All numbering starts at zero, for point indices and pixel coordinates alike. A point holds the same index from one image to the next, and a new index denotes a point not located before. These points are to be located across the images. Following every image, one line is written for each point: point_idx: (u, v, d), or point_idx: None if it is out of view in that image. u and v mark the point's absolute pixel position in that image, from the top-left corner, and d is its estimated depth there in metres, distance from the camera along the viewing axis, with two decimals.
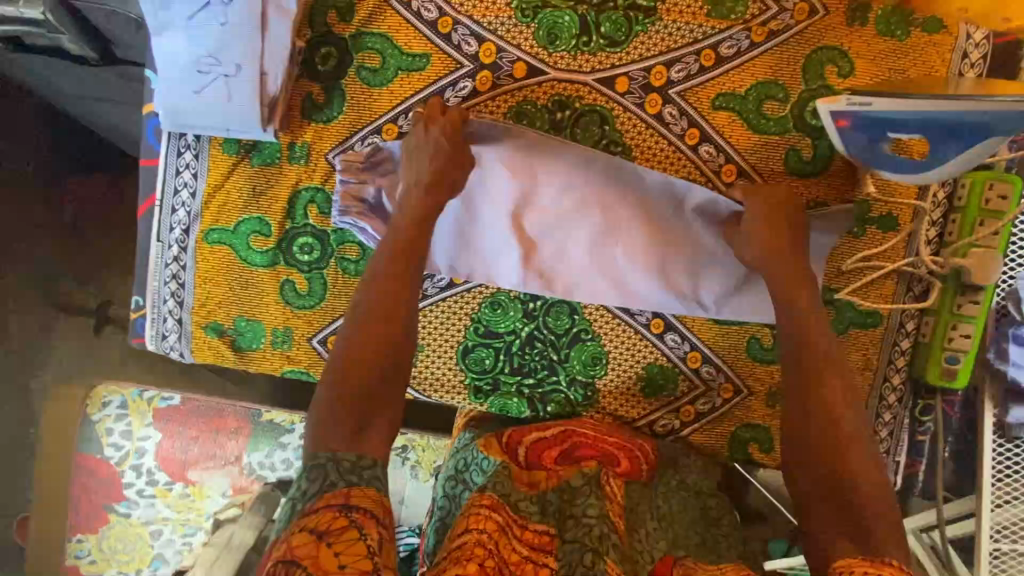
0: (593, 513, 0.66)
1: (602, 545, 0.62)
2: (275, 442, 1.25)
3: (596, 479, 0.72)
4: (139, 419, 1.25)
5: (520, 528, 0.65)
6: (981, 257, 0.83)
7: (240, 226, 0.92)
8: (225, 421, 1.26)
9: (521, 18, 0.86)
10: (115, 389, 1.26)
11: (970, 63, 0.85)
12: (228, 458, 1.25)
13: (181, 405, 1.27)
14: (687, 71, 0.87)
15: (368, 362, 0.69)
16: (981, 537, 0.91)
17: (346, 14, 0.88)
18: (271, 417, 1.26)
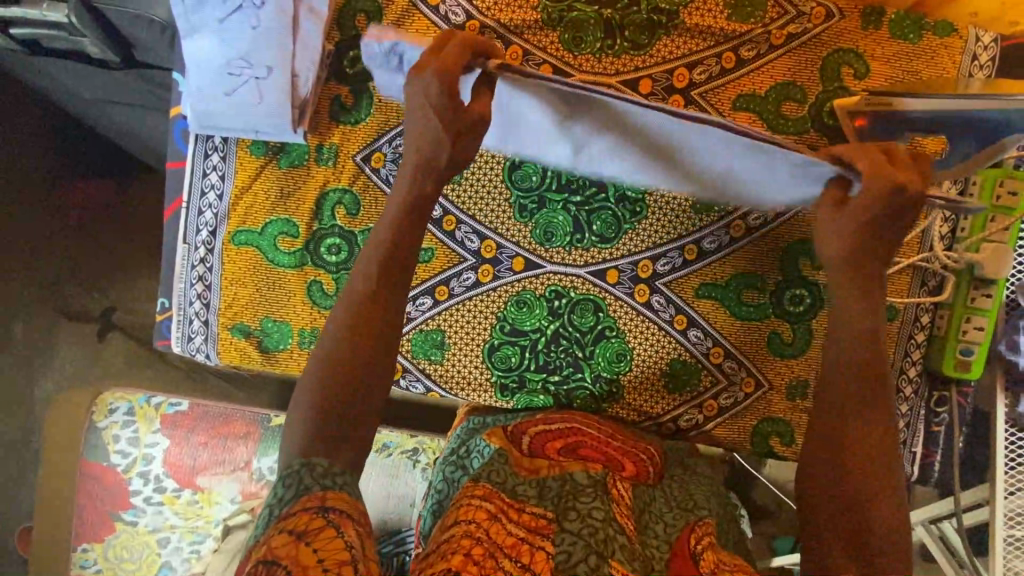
0: (598, 514, 0.63)
1: (606, 546, 0.61)
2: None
3: (602, 482, 0.69)
4: (146, 425, 1.24)
5: (516, 513, 0.64)
6: (993, 251, 0.86)
7: (267, 228, 0.92)
8: (236, 425, 1.25)
9: (547, 21, 0.88)
10: (122, 395, 1.26)
11: (979, 65, 0.88)
12: (238, 463, 1.23)
13: (190, 410, 1.26)
14: (708, 73, 0.89)
15: (336, 394, 0.64)
16: (996, 525, 0.94)
17: (374, 17, 0.89)
18: (280, 422, 1.26)
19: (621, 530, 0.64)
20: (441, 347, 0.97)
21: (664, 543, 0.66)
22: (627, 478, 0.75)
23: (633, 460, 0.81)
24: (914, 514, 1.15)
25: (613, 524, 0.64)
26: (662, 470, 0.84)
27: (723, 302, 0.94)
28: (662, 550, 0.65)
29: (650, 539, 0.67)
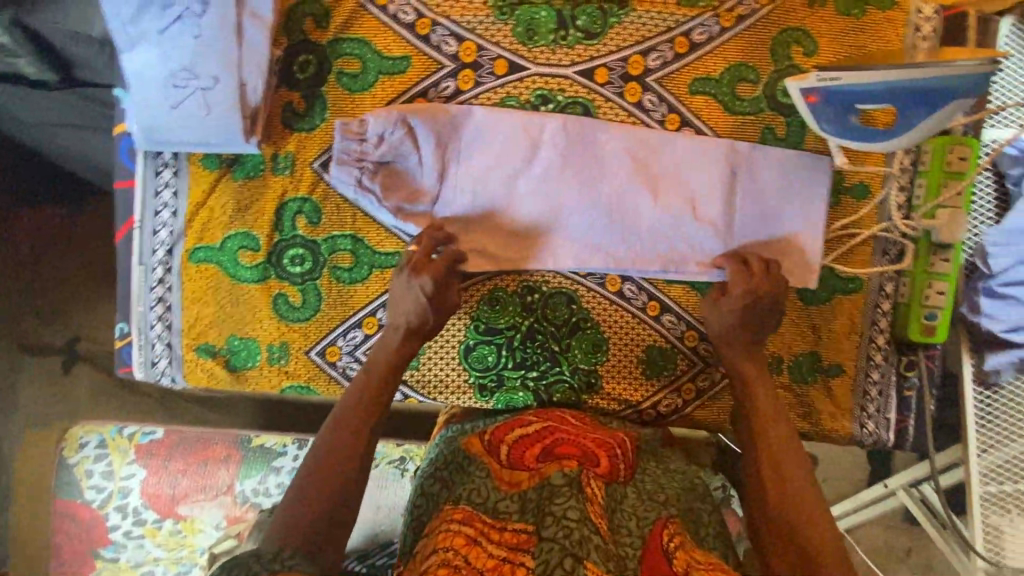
0: (573, 515, 0.66)
1: (582, 547, 0.64)
2: (270, 466, 1.20)
3: (577, 479, 0.71)
4: (120, 457, 1.19)
5: (497, 533, 0.68)
6: (949, 216, 0.89)
7: (227, 243, 0.90)
8: (214, 449, 1.20)
9: (498, 15, 0.88)
10: (92, 428, 1.20)
11: (922, 37, 0.91)
12: (220, 488, 1.19)
13: (165, 438, 1.21)
14: (663, 59, 0.90)
15: (333, 468, 0.75)
16: (971, 482, 0.97)
17: (322, 21, 0.87)
18: (262, 442, 1.21)
19: (595, 529, 0.66)
20: None
21: (636, 539, 0.69)
22: (602, 476, 0.76)
23: (610, 454, 0.80)
24: (895, 479, 1.18)
25: (588, 523, 0.66)
26: (637, 463, 0.83)
27: (694, 286, 0.94)
28: (633, 549, 0.68)
29: (623, 537, 0.69)
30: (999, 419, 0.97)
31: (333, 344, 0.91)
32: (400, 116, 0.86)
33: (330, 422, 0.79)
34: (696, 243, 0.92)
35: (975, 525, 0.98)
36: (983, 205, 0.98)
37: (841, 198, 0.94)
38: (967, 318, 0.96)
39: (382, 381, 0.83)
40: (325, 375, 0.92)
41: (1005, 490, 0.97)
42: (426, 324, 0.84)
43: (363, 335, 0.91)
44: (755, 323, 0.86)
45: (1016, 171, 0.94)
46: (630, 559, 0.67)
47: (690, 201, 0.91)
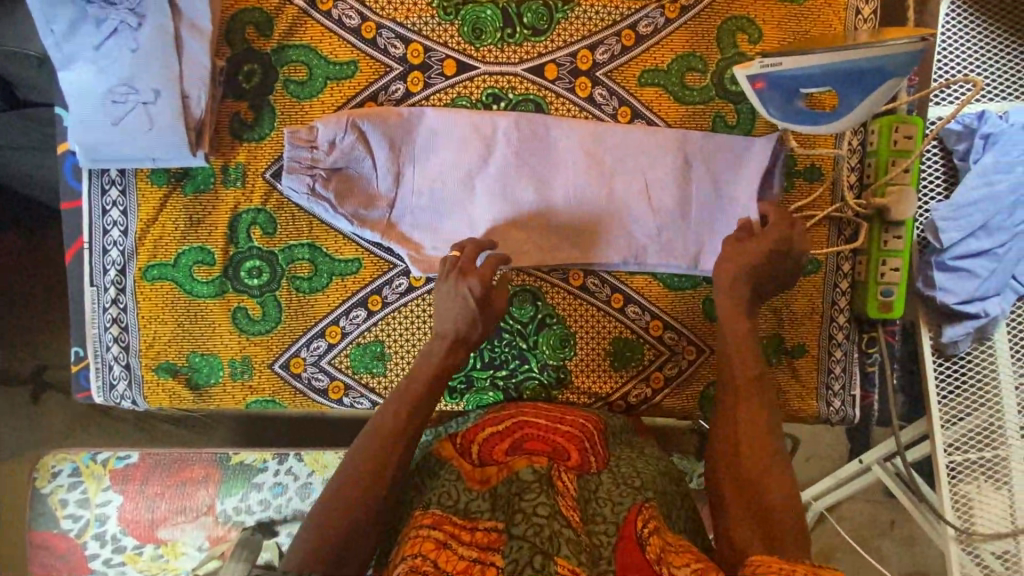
0: (543, 511, 0.66)
1: (551, 544, 0.63)
2: (251, 483, 1.17)
3: (547, 475, 0.72)
4: (95, 484, 1.16)
5: (468, 534, 0.67)
6: (898, 192, 0.90)
7: (180, 258, 0.88)
8: (192, 470, 1.18)
9: (443, 16, 0.87)
10: (64, 456, 1.17)
11: (864, 20, 0.92)
12: (199, 509, 1.16)
13: (141, 461, 1.19)
14: (610, 52, 0.90)
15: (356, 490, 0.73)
16: (938, 454, 0.99)
17: (265, 29, 0.86)
18: (241, 459, 1.19)
19: (565, 521, 0.66)
20: (382, 358, 0.91)
21: (611, 526, 0.69)
22: (571, 468, 0.76)
23: (579, 445, 0.81)
24: (869, 455, 1.17)
25: (558, 517, 0.66)
26: (608, 452, 0.83)
27: (656, 275, 0.95)
28: (609, 536, 0.68)
29: (597, 526, 0.69)
30: (958, 390, 0.99)
31: (296, 355, 0.90)
32: (349, 120, 0.85)
33: (354, 452, 0.76)
34: (654, 233, 0.92)
35: (943, 494, 1.00)
36: (932, 180, 1.00)
37: (794, 181, 0.95)
38: (923, 293, 0.98)
39: (409, 409, 0.79)
40: (291, 387, 0.91)
41: (970, 458, 0.99)
42: (472, 331, 0.83)
43: (327, 344, 0.91)
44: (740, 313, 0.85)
45: (962, 147, 0.97)
46: (605, 546, 0.66)
47: (645, 194, 0.92)
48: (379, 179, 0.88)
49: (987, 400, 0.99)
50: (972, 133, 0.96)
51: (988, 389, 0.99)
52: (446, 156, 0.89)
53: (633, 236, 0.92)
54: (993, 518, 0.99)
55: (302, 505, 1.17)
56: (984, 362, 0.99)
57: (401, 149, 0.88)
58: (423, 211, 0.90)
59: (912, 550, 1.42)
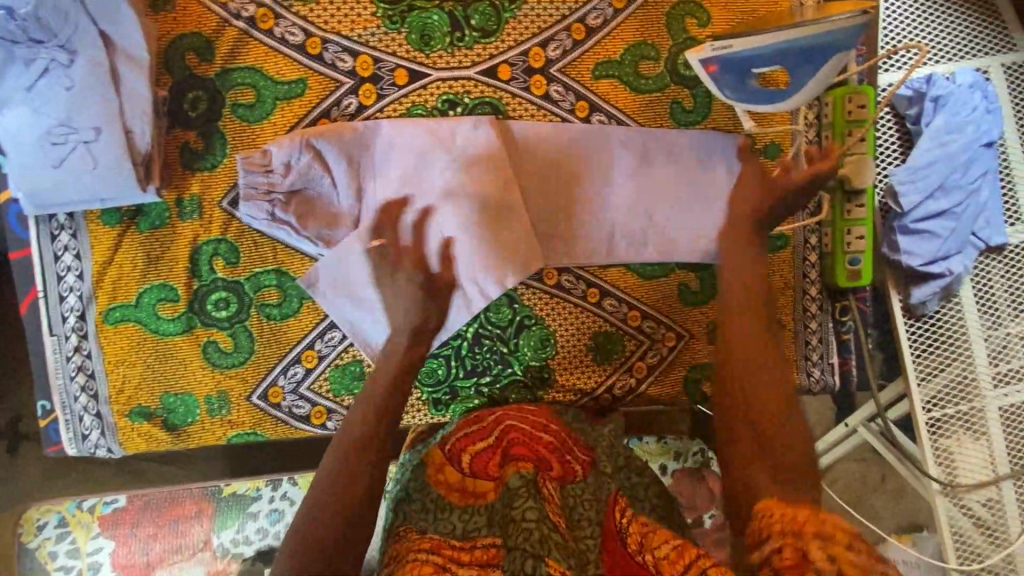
0: (531, 516, 0.66)
1: (542, 547, 0.63)
2: (246, 513, 1.15)
3: (534, 480, 0.72)
4: (83, 533, 1.12)
5: (466, 554, 0.68)
6: (856, 162, 0.92)
7: (143, 298, 0.85)
8: (184, 507, 1.15)
9: (389, 25, 0.85)
10: (48, 507, 1.13)
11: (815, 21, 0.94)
12: (195, 545, 1.14)
13: (130, 504, 1.15)
14: (562, 48, 0.89)
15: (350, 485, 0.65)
16: (916, 411, 1.02)
17: (204, 53, 0.83)
18: (233, 490, 1.17)
19: (554, 526, 0.67)
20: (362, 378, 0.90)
21: (595, 528, 0.70)
22: (554, 478, 0.76)
23: (566, 457, 0.79)
24: (853, 417, 1.20)
25: (547, 521, 0.67)
26: (591, 454, 0.83)
27: (631, 267, 0.95)
28: (594, 541, 0.69)
29: (582, 532, 0.70)
30: (932, 349, 1.02)
31: (274, 384, 0.88)
32: (303, 140, 0.83)
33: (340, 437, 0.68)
34: (621, 227, 0.94)
35: (925, 450, 1.03)
36: (888, 146, 1.01)
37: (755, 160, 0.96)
38: (889, 258, 1.00)
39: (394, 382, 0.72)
40: (272, 418, 0.89)
41: (947, 414, 1.02)
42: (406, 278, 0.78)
43: (304, 370, 0.89)
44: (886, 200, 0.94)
45: (914, 111, 0.99)
46: (591, 551, 0.67)
47: (608, 188, 0.93)
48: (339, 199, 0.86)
49: (958, 355, 1.02)
50: (921, 97, 0.98)
51: (958, 345, 1.02)
52: (404, 170, 0.88)
53: (601, 233, 0.94)
54: (973, 468, 1.02)
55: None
56: (952, 318, 1.02)
57: (356, 167, 0.86)
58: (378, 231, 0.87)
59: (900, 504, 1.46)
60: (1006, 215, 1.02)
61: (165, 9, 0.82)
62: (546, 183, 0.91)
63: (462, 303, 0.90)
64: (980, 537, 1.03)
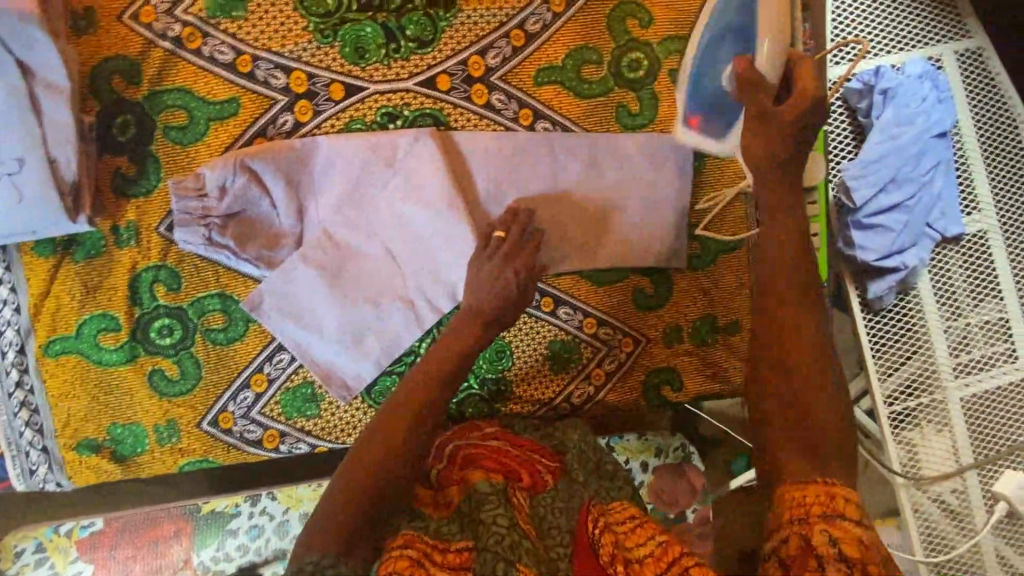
0: (502, 521, 0.66)
1: (513, 552, 0.63)
2: (225, 531, 1.11)
3: (504, 489, 0.72)
4: (62, 558, 1.08)
5: (440, 554, 0.63)
6: (806, 160, 0.91)
7: (83, 328, 0.84)
8: (162, 527, 1.10)
9: (321, 39, 0.83)
10: (25, 534, 1.09)
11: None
12: (175, 565, 1.09)
13: (108, 527, 1.10)
14: (502, 55, 0.88)
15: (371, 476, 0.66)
16: (877, 405, 1.03)
17: (132, 76, 0.81)
18: (212, 507, 1.11)
19: (525, 534, 0.66)
20: (314, 399, 0.89)
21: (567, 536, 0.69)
22: (524, 488, 0.75)
23: (535, 466, 0.79)
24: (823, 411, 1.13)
25: (518, 528, 0.66)
26: (560, 461, 0.82)
27: (583, 274, 0.94)
28: (564, 551, 0.67)
29: (550, 535, 0.69)
30: (890, 342, 1.02)
31: (224, 410, 0.87)
32: (237, 162, 0.81)
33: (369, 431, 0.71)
34: (574, 235, 0.92)
35: (888, 444, 1.03)
36: (840, 140, 1.00)
37: (705, 161, 0.95)
38: (845, 253, 1.00)
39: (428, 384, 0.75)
40: (223, 444, 0.88)
41: (909, 406, 1.02)
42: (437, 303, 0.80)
43: (254, 394, 0.88)
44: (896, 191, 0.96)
45: (864, 104, 0.98)
46: (562, 560, 0.66)
47: (559, 194, 0.91)
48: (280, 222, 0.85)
49: (919, 347, 1.02)
50: (871, 90, 0.97)
51: (917, 337, 1.02)
52: (345, 188, 0.86)
53: (553, 241, 0.92)
54: (937, 459, 1.02)
55: (283, 544, 1.12)
56: (910, 311, 1.02)
57: (296, 186, 0.85)
58: (324, 252, 0.86)
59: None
60: (963, 205, 1.00)
61: (88, 33, 0.80)
62: (492, 192, 0.90)
63: (412, 319, 0.89)
64: (948, 525, 1.02)
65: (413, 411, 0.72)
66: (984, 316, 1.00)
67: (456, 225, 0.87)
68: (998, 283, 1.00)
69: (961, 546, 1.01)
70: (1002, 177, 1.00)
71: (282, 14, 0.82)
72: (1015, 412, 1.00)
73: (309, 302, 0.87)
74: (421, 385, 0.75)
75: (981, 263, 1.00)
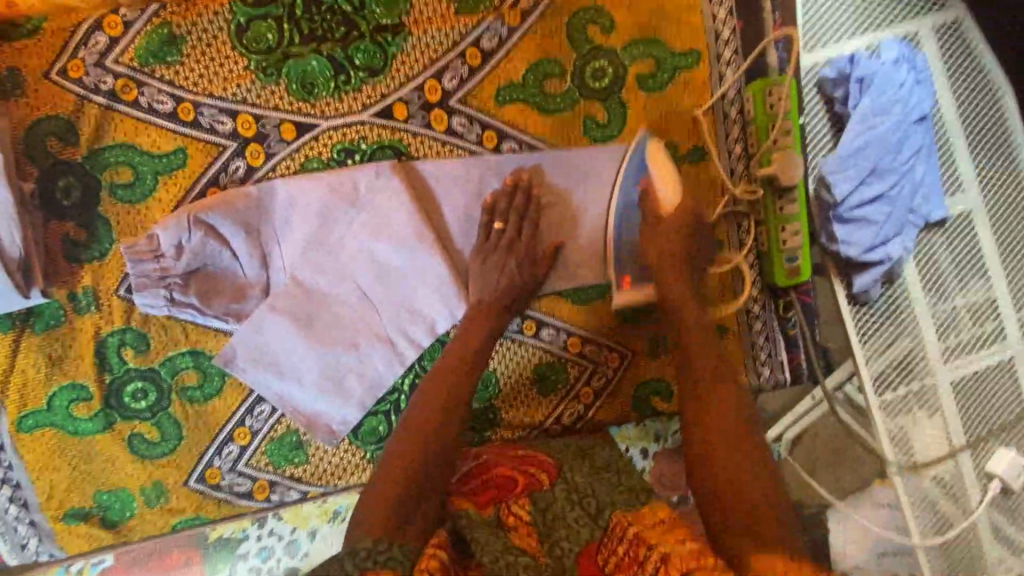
0: (494, 547, 0.61)
1: (510, 570, 0.58)
2: (234, 557, 0.92)
3: (496, 516, 0.67)
4: None
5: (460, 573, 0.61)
6: (783, 158, 0.88)
7: (54, 400, 0.81)
8: (172, 557, 0.92)
9: (265, 78, 0.79)
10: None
11: (723, 23, 0.89)
12: None
13: (118, 561, 0.92)
14: (458, 77, 0.83)
15: (410, 467, 0.67)
16: (867, 392, 1.03)
17: (68, 136, 0.77)
18: (219, 533, 0.93)
19: (521, 550, 0.62)
20: (301, 446, 0.88)
21: None
22: (521, 495, 0.71)
23: (523, 468, 0.76)
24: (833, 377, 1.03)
25: (513, 549, 0.61)
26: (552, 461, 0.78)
27: (563, 294, 0.92)
28: (570, 545, 0.64)
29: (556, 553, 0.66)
30: (878, 330, 1.01)
31: (210, 467, 0.86)
32: (191, 217, 0.78)
33: (402, 426, 0.72)
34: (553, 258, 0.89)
35: (880, 431, 1.03)
36: (818, 131, 0.98)
37: (680, 167, 0.91)
38: (829, 247, 0.98)
39: (448, 394, 0.74)
40: (212, 499, 0.87)
41: (899, 393, 1.02)
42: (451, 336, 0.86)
43: (239, 447, 0.86)
44: (882, 180, 0.93)
45: (840, 93, 0.95)
46: (567, 556, 0.63)
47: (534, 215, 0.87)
48: (245, 270, 0.82)
49: (906, 332, 1.01)
50: (847, 78, 0.94)
51: (904, 324, 1.01)
52: (308, 231, 0.82)
53: None
54: (928, 443, 1.02)
55: (297, 564, 0.93)
56: (897, 299, 1.01)
57: (256, 234, 0.81)
58: (296, 296, 0.83)
59: (849, 466, 1.08)
60: (946, 186, 0.98)
61: (15, 96, 0.75)
62: (460, 221, 0.86)
63: (392, 358, 0.87)
64: (944, 505, 1.03)
65: (440, 397, 0.73)
66: (971, 298, 0.99)
67: (431, 258, 0.84)
68: (982, 264, 0.98)
69: (959, 523, 1.02)
70: (984, 155, 0.97)
71: (221, 55, 0.78)
72: (1005, 391, 0.99)
73: (282, 350, 0.84)
74: (445, 382, 0.75)
75: (966, 244, 0.98)
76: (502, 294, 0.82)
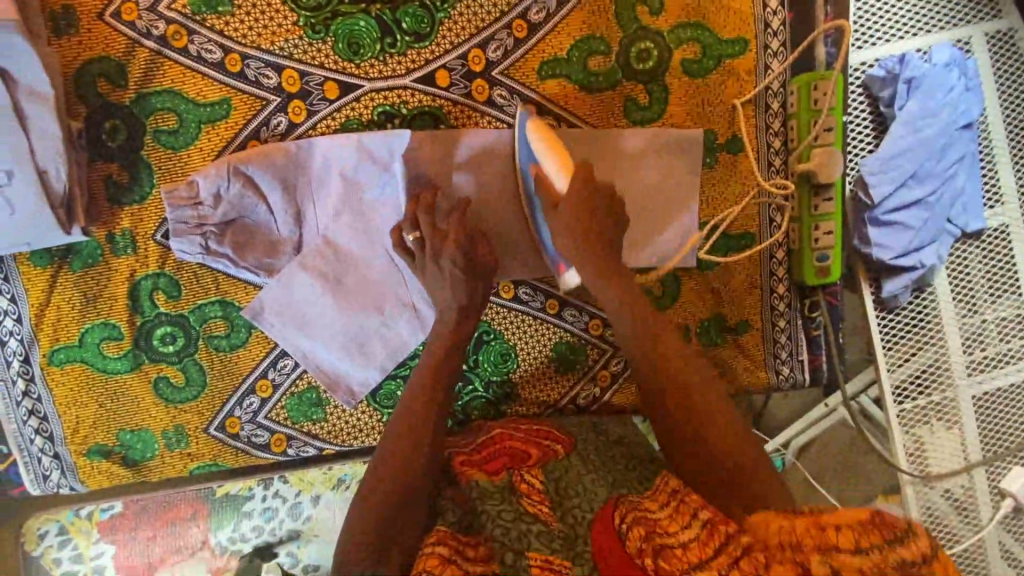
0: (507, 516, 0.63)
1: (521, 542, 0.60)
2: (240, 513, 0.96)
3: (510, 482, 0.68)
4: (85, 539, 0.94)
5: (472, 549, 0.64)
6: (823, 155, 0.87)
7: (86, 338, 0.83)
8: (178, 508, 0.96)
9: (312, 35, 0.80)
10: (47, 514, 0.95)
11: (773, 12, 0.87)
12: (193, 545, 0.95)
13: (127, 509, 0.96)
14: (503, 48, 0.83)
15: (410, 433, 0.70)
16: (887, 400, 1.01)
17: (117, 78, 0.78)
18: (226, 490, 0.97)
19: (534, 518, 0.63)
20: (320, 404, 0.89)
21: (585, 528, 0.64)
22: (535, 465, 0.72)
23: (539, 442, 0.77)
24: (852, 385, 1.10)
25: (524, 517, 0.63)
26: (570, 439, 0.79)
27: None
28: (584, 512, 0.63)
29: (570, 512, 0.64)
30: (904, 338, 1.00)
31: (230, 417, 0.87)
32: (230, 167, 0.78)
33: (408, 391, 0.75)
34: None
35: (896, 440, 1.02)
36: (859, 130, 0.97)
37: (716, 156, 0.90)
38: (861, 251, 0.98)
39: None
40: (230, 448, 0.89)
41: (919, 403, 1.00)
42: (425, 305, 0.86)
43: (260, 400, 0.88)
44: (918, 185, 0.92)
45: (887, 93, 0.94)
46: (581, 522, 0.62)
47: None
48: (280, 226, 0.83)
49: (932, 343, 0.99)
50: (895, 78, 0.92)
51: (930, 333, 0.99)
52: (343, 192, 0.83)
53: None
54: (945, 456, 1.01)
55: (298, 526, 0.97)
56: (925, 308, 0.99)
57: (292, 191, 0.82)
58: (326, 257, 0.84)
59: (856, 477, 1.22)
60: (986, 198, 0.96)
61: (69, 35, 0.77)
62: (476, 191, 0.84)
63: (416, 325, 0.87)
64: (952, 520, 1.02)
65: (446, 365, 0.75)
66: (1001, 313, 0.97)
67: None
68: (1016, 279, 0.96)
69: (968, 539, 1.01)
70: None
71: (271, 9, 0.79)
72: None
73: (309, 308, 0.85)
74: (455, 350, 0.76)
75: (1002, 258, 0.97)
76: (477, 265, 0.76)
